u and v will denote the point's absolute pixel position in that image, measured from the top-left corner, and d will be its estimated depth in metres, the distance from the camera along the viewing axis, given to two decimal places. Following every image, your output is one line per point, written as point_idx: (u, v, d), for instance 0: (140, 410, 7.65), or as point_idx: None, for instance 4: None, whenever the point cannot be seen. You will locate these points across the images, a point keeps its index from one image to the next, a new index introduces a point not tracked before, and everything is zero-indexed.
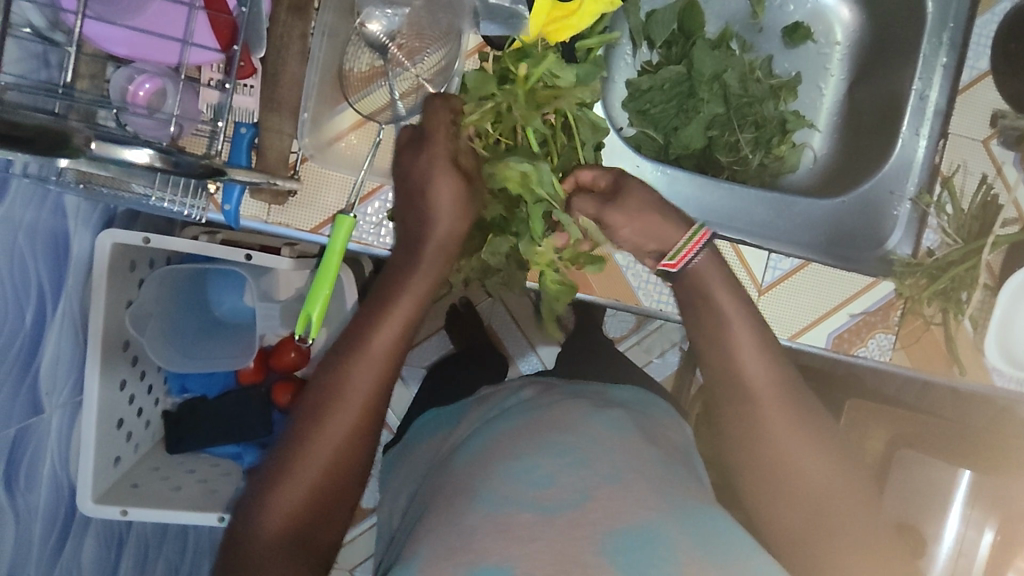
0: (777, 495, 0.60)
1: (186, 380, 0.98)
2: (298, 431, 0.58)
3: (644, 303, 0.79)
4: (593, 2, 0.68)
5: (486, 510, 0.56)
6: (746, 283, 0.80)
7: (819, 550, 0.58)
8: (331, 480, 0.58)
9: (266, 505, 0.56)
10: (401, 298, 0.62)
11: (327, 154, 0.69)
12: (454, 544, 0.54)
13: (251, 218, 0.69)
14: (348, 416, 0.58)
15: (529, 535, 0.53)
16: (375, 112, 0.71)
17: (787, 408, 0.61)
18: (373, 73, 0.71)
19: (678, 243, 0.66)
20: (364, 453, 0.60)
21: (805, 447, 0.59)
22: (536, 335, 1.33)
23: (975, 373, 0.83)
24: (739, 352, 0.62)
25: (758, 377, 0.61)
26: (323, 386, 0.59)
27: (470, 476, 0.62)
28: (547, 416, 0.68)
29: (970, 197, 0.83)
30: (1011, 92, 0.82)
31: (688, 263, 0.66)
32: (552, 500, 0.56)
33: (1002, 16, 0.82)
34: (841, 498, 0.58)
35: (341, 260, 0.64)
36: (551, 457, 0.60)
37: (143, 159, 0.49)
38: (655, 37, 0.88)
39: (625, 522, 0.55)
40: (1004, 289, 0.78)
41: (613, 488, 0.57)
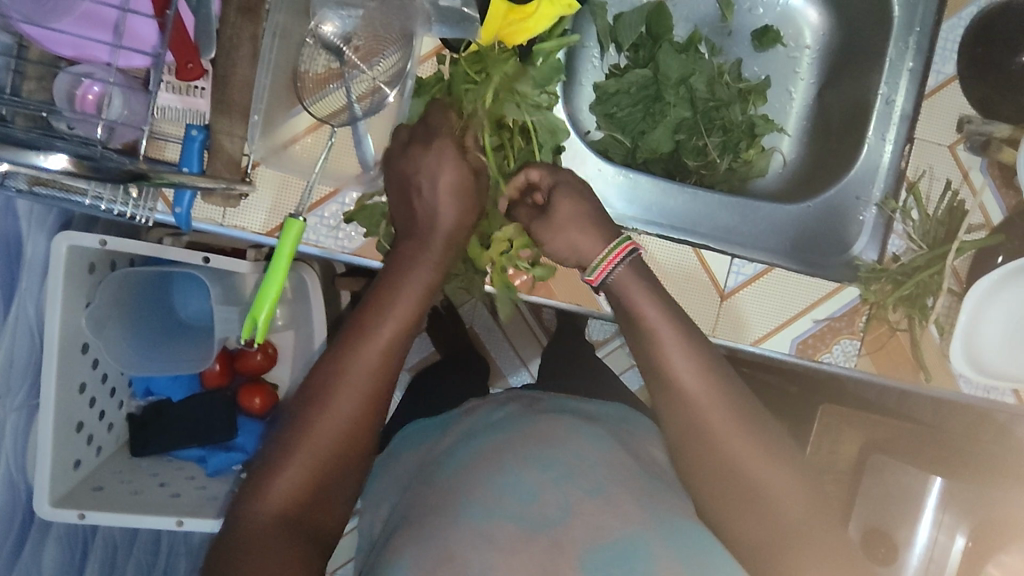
0: (740, 506, 0.59)
1: (151, 382, 0.98)
2: (301, 413, 0.58)
3: (604, 309, 0.79)
4: (549, 5, 0.68)
5: (470, 522, 0.56)
6: (707, 289, 0.80)
7: (784, 559, 0.58)
8: (334, 463, 0.58)
9: (268, 485, 0.56)
10: (403, 289, 0.63)
11: (281, 157, 0.68)
12: (437, 553, 0.54)
13: (204, 220, 0.68)
14: (353, 400, 0.59)
15: (515, 547, 0.54)
16: (330, 115, 0.70)
17: (739, 420, 0.61)
18: (329, 76, 0.70)
19: (598, 255, 0.67)
20: (368, 439, 0.60)
21: (759, 459, 0.59)
22: (521, 342, 1.29)
23: (942, 379, 0.83)
24: (682, 377, 0.61)
25: (708, 403, 0.61)
26: (330, 369, 0.60)
27: (453, 485, 0.60)
28: (535, 428, 0.66)
29: (939, 204, 0.81)
30: (978, 96, 0.81)
31: (608, 275, 0.67)
32: (540, 518, 0.57)
33: (969, 20, 0.81)
34: (795, 510, 0.58)
35: (291, 260, 0.64)
36: (536, 471, 0.60)
37: (57, 164, 0.52)
38: (622, 40, 0.87)
39: (606, 537, 0.56)
40: (967, 299, 0.78)
41: (596, 502, 0.58)
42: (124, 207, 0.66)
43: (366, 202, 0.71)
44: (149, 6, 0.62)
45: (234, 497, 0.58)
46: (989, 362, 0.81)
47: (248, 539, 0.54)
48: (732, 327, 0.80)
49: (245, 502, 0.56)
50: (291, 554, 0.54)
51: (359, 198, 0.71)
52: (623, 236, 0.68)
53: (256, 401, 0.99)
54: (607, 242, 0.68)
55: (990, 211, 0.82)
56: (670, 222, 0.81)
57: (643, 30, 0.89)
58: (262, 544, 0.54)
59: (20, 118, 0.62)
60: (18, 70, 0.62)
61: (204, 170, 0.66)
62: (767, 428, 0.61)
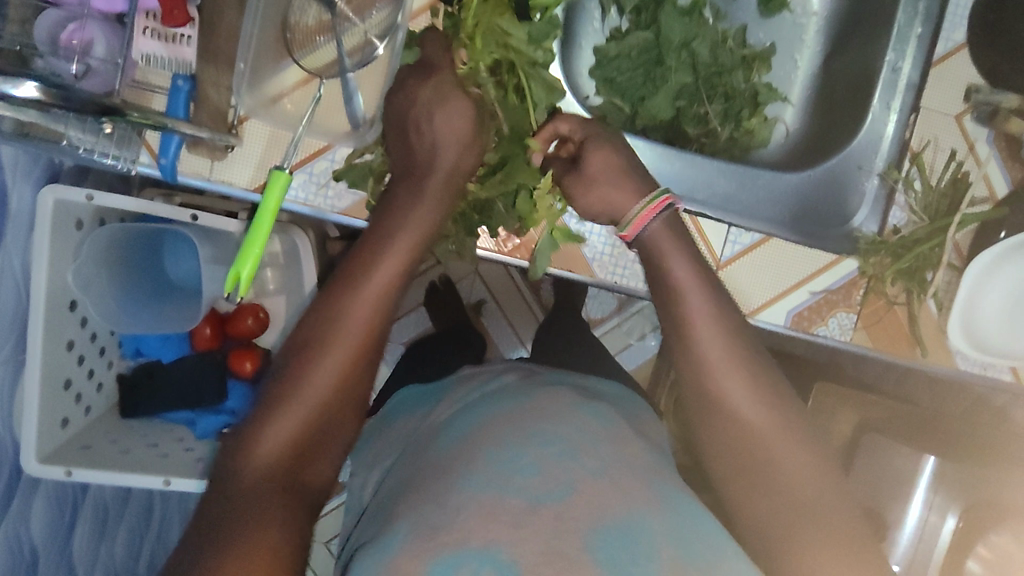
0: (744, 478, 0.58)
1: (141, 343, 0.96)
2: (288, 373, 0.58)
3: (599, 275, 0.78)
4: None
5: (472, 490, 0.55)
6: (703, 259, 0.78)
7: (784, 539, 0.56)
8: (320, 424, 0.57)
9: (255, 440, 0.55)
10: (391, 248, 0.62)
11: (270, 111, 0.67)
12: (436, 522, 0.53)
13: (191, 174, 0.68)
14: (340, 361, 0.58)
15: (519, 522, 0.52)
16: (319, 70, 0.68)
17: (752, 392, 0.59)
18: (319, 28, 0.68)
19: (635, 209, 0.67)
20: (354, 401, 0.59)
21: (772, 436, 0.58)
22: (518, 318, 1.27)
23: (938, 355, 0.82)
24: (705, 349, 0.61)
25: (724, 379, 0.60)
26: (320, 319, 0.59)
27: (456, 459, 0.60)
28: (533, 402, 0.65)
29: (942, 175, 0.80)
30: (988, 65, 0.79)
31: (643, 230, 0.67)
32: (540, 491, 0.55)
33: None
34: (804, 490, 0.57)
35: (275, 217, 0.63)
36: (535, 445, 0.59)
37: (27, 93, 0.48)
38: None
39: (607, 518, 0.53)
40: (970, 270, 0.77)
41: (599, 483, 0.56)
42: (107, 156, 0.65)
43: (354, 160, 0.71)
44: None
45: (220, 457, 0.57)
46: (987, 337, 0.80)
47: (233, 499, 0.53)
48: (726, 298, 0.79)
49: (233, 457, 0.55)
50: (279, 513, 0.53)
51: (348, 156, 0.71)
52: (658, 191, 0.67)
53: (247, 365, 0.98)
54: (642, 196, 0.68)
55: (994, 184, 0.81)
56: (666, 189, 0.80)
57: None
58: (248, 504, 0.53)
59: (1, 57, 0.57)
60: None
61: (190, 119, 0.64)
62: (783, 406, 0.60)
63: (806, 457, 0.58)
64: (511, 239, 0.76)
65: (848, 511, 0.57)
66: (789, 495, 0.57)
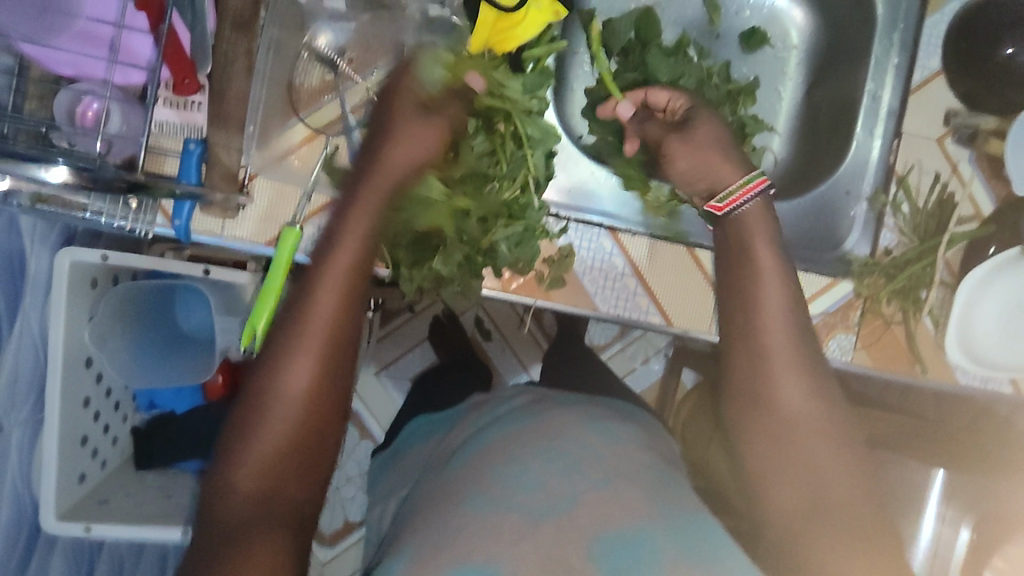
0: (779, 466, 0.58)
1: (154, 395, 0.97)
2: (258, 380, 0.54)
3: (601, 308, 0.80)
4: (536, 14, 0.71)
5: (478, 509, 0.56)
6: (704, 287, 0.81)
7: (805, 539, 0.56)
8: (305, 430, 0.54)
9: (235, 467, 0.52)
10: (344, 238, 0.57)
11: (277, 168, 0.71)
12: (442, 542, 0.54)
13: (204, 232, 0.70)
14: (311, 367, 0.54)
15: (518, 534, 0.53)
16: (325, 126, 0.73)
17: (805, 391, 0.59)
18: (324, 87, 0.74)
19: (729, 187, 0.69)
20: (337, 397, 0.56)
21: (809, 426, 0.58)
22: (526, 352, 1.28)
23: (939, 371, 0.83)
24: (768, 342, 0.61)
25: (782, 373, 0.59)
26: (280, 328, 0.56)
27: (461, 481, 0.61)
28: (543, 423, 0.67)
29: (929, 198, 0.83)
30: (964, 90, 0.83)
31: (735, 208, 0.68)
32: (544, 503, 0.56)
33: (952, 16, 0.83)
34: (838, 481, 0.57)
35: (289, 267, 0.65)
36: (543, 460, 0.60)
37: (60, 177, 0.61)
38: (612, 45, 0.90)
39: (611, 525, 0.54)
40: (964, 282, 0.80)
41: (603, 493, 0.56)
42: (124, 220, 0.68)
43: None
44: (144, 23, 0.66)
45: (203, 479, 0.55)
46: (987, 349, 0.81)
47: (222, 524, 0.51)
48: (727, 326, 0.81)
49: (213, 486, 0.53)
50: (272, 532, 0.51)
51: None
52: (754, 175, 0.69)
53: None
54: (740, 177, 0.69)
55: (980, 202, 0.84)
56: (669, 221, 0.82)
57: (632, 35, 0.90)
58: (237, 534, 0.50)
59: (22, 136, 0.65)
60: (18, 88, 0.66)
61: (202, 182, 0.67)
62: (832, 398, 0.60)
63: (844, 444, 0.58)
64: (515, 279, 0.78)
65: (874, 504, 0.57)
66: (810, 490, 0.57)
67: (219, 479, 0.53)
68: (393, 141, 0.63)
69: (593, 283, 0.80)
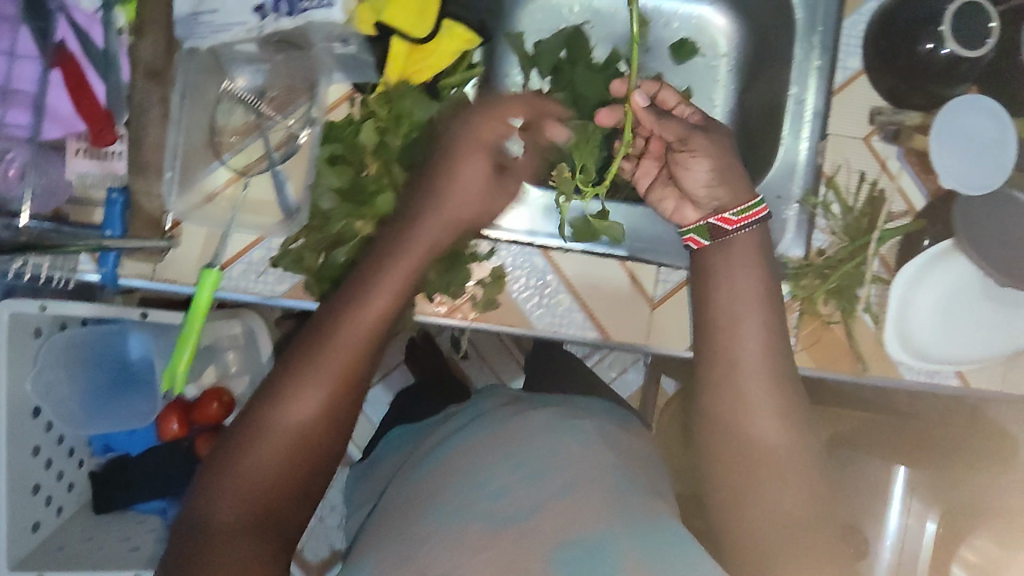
0: (741, 472, 0.63)
1: (109, 438, 0.98)
2: (251, 422, 0.57)
3: (537, 325, 0.82)
4: (449, 41, 0.73)
5: (438, 520, 0.57)
6: (638, 300, 0.83)
7: (772, 546, 0.59)
8: (298, 456, 0.57)
9: (223, 486, 0.54)
10: (379, 277, 0.61)
11: (199, 212, 0.71)
12: (403, 554, 0.56)
13: (135, 276, 0.72)
14: (308, 413, 0.57)
15: (481, 544, 0.54)
16: (248, 166, 0.74)
17: (779, 410, 0.64)
18: (247, 128, 0.76)
19: (745, 204, 0.72)
20: (339, 428, 0.59)
21: (772, 433, 0.63)
22: (503, 368, 1.29)
23: (882, 366, 0.84)
24: (742, 372, 0.65)
25: (749, 381, 0.65)
26: (296, 357, 0.59)
27: (423, 490, 0.62)
28: (508, 427, 0.66)
29: (861, 198, 0.84)
30: (887, 88, 0.83)
31: (749, 224, 0.71)
32: (506, 511, 0.57)
33: (869, 16, 0.84)
34: (798, 506, 0.61)
35: (207, 312, 0.66)
36: (506, 470, 0.60)
37: None
38: (543, 65, 0.92)
39: (575, 532, 0.55)
40: (898, 277, 0.81)
41: (565, 501, 0.57)
42: (44, 265, 0.70)
43: (291, 246, 0.72)
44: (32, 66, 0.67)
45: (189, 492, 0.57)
46: (927, 342, 0.82)
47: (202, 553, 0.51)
48: (662, 337, 0.83)
49: (201, 500, 0.55)
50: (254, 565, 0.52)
51: (283, 242, 0.72)
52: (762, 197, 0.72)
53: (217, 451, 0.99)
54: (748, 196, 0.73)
55: (911, 197, 0.84)
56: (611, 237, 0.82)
57: (563, 54, 0.93)
58: (218, 550, 0.52)
59: None
60: None
61: (127, 231, 0.70)
62: (801, 429, 0.64)
63: (811, 471, 0.62)
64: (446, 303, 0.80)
65: (834, 525, 0.61)
66: (774, 502, 0.61)
67: (206, 495, 0.55)
68: (450, 177, 0.65)
69: (526, 301, 0.81)
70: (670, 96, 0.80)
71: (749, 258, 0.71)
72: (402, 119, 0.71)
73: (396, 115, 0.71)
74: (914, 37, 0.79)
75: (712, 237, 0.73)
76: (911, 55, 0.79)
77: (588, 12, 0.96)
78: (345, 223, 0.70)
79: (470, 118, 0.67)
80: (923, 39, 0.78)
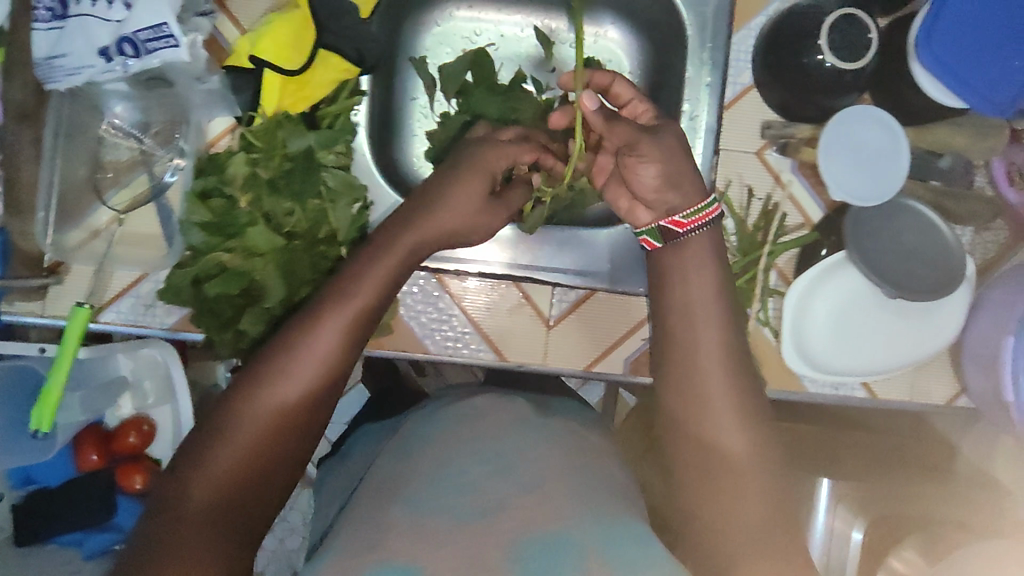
0: (701, 472, 0.63)
1: (29, 471, 0.98)
2: (227, 409, 0.60)
3: (433, 350, 0.84)
4: (323, 71, 0.74)
5: (409, 511, 0.59)
6: (533, 321, 0.85)
7: (728, 547, 0.61)
8: (266, 447, 0.59)
9: (194, 474, 0.57)
10: (359, 282, 0.66)
11: (81, 252, 0.74)
12: (373, 541, 0.57)
13: (27, 313, 0.75)
14: (281, 406, 0.60)
15: (441, 539, 0.56)
16: (133, 202, 0.76)
17: (740, 410, 0.65)
18: (133, 162, 0.77)
19: (696, 205, 0.72)
20: (309, 426, 0.62)
21: (739, 437, 0.64)
22: None
23: (783, 381, 0.84)
24: (702, 373, 0.66)
25: (712, 377, 0.66)
26: (270, 356, 0.62)
27: (394, 481, 0.64)
28: (481, 416, 0.70)
29: (754, 214, 0.84)
30: (778, 101, 0.83)
31: (700, 225, 0.72)
32: (473, 506, 0.59)
33: (758, 30, 0.84)
34: (754, 509, 0.61)
35: (79, 345, 0.70)
36: (474, 464, 0.63)
37: None
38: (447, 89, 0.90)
39: (538, 529, 0.56)
40: (792, 290, 0.81)
41: (530, 494, 0.59)
42: None
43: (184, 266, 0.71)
44: None
45: (160, 484, 0.58)
46: (822, 354, 0.83)
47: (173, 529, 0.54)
48: (560, 357, 0.85)
49: (172, 488, 0.57)
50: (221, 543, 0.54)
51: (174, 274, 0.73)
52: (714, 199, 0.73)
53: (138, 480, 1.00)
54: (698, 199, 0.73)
55: (807, 209, 0.84)
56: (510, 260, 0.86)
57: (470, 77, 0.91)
58: (186, 533, 0.53)
59: None
60: None
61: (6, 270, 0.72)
62: (764, 430, 0.64)
63: (772, 478, 0.62)
64: None
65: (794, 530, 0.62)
66: (732, 497, 0.62)
67: (178, 484, 0.57)
68: (443, 200, 0.72)
69: (424, 326, 0.84)
70: (625, 89, 0.79)
71: (703, 264, 0.71)
72: (274, 154, 0.73)
73: (272, 146, 0.72)
74: (801, 48, 0.77)
75: (663, 238, 0.74)
76: (797, 69, 0.78)
77: (495, 33, 0.95)
78: (210, 257, 0.70)
79: (488, 148, 0.76)
80: (813, 49, 0.76)
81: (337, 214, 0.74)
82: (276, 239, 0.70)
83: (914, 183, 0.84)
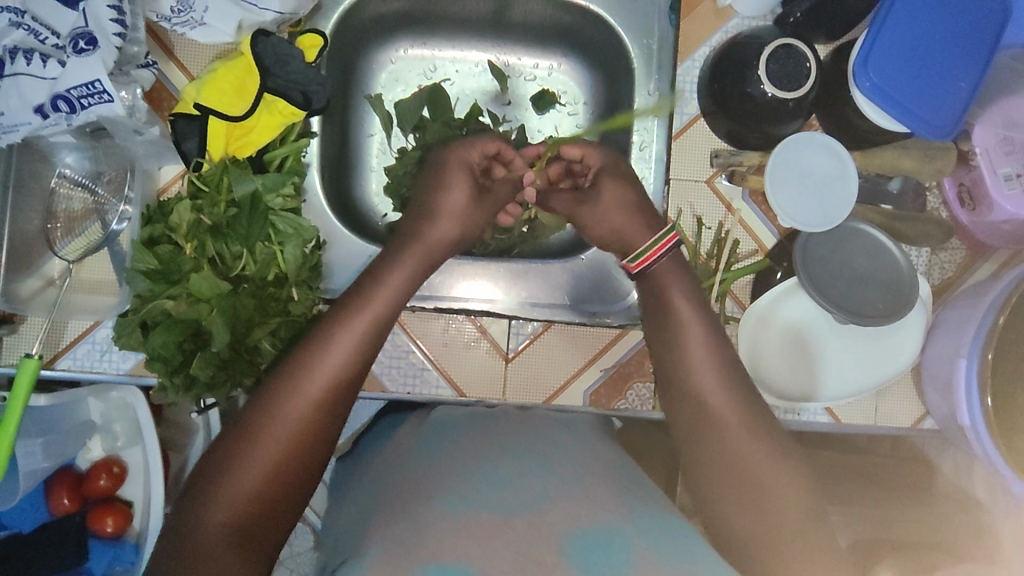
0: (731, 485, 0.64)
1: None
2: (249, 422, 0.60)
3: (390, 387, 0.84)
4: (268, 118, 0.75)
5: (447, 507, 0.58)
6: (490, 355, 0.84)
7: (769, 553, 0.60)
8: (283, 466, 0.59)
9: (213, 495, 0.56)
10: (374, 294, 0.69)
11: (32, 303, 0.74)
12: (415, 540, 0.55)
13: None
14: (302, 413, 0.61)
15: (489, 534, 0.54)
16: (86, 249, 0.77)
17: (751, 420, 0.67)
18: (87, 210, 0.78)
19: (643, 246, 0.78)
20: (322, 447, 0.61)
21: (756, 448, 0.65)
22: None
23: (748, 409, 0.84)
24: (702, 376, 0.70)
25: (713, 382, 0.69)
26: (286, 372, 0.63)
27: (427, 478, 0.63)
28: (512, 428, 0.72)
29: (707, 243, 0.85)
30: (726, 130, 0.84)
31: (648, 265, 0.77)
32: (512, 501, 0.58)
33: (702, 61, 0.85)
34: (790, 509, 0.61)
35: (27, 398, 0.69)
36: (513, 461, 0.63)
37: None
38: (405, 125, 0.90)
39: (584, 525, 0.54)
40: (746, 317, 0.82)
41: (573, 495, 0.58)
42: None
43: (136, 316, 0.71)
44: None
45: (177, 510, 0.58)
46: (777, 378, 0.82)
47: (191, 551, 0.53)
48: (521, 390, 0.84)
49: (191, 511, 0.56)
50: (239, 562, 0.53)
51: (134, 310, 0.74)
52: (666, 231, 0.78)
53: (110, 525, 0.87)
54: (652, 235, 0.79)
55: (761, 236, 0.85)
56: (472, 292, 0.84)
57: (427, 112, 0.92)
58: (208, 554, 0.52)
59: None
60: None
61: None
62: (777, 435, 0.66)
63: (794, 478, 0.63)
64: None
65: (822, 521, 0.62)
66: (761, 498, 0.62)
67: (197, 505, 0.56)
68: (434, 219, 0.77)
69: (379, 364, 0.83)
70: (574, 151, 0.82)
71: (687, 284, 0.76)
72: (219, 199, 0.74)
73: (218, 192, 0.74)
74: (743, 77, 0.78)
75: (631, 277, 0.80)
76: (740, 99, 0.79)
77: (449, 68, 0.96)
78: (154, 305, 0.70)
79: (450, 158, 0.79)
80: (754, 79, 0.77)
81: (294, 252, 0.74)
82: (219, 283, 0.69)
83: (864, 207, 0.84)
